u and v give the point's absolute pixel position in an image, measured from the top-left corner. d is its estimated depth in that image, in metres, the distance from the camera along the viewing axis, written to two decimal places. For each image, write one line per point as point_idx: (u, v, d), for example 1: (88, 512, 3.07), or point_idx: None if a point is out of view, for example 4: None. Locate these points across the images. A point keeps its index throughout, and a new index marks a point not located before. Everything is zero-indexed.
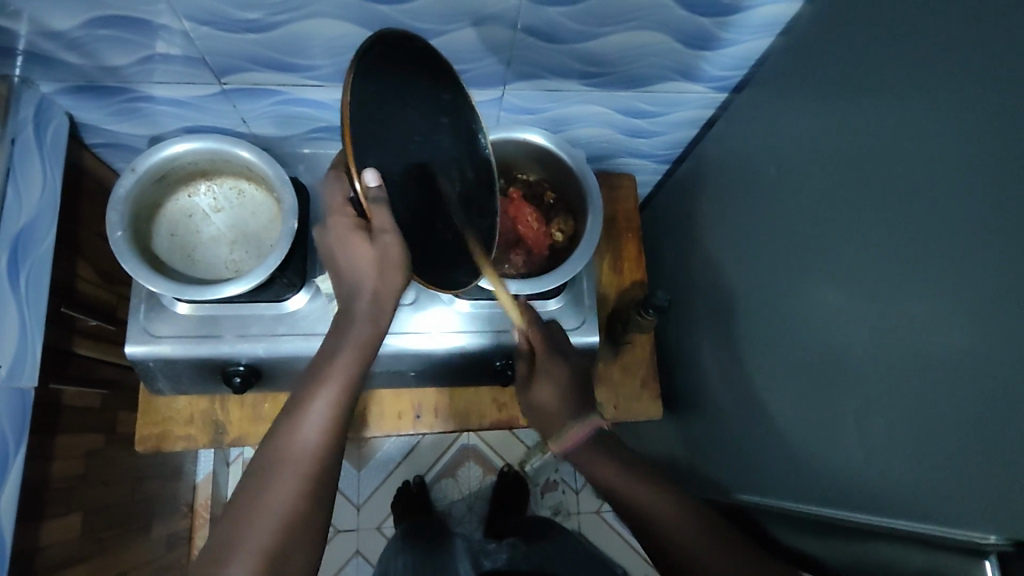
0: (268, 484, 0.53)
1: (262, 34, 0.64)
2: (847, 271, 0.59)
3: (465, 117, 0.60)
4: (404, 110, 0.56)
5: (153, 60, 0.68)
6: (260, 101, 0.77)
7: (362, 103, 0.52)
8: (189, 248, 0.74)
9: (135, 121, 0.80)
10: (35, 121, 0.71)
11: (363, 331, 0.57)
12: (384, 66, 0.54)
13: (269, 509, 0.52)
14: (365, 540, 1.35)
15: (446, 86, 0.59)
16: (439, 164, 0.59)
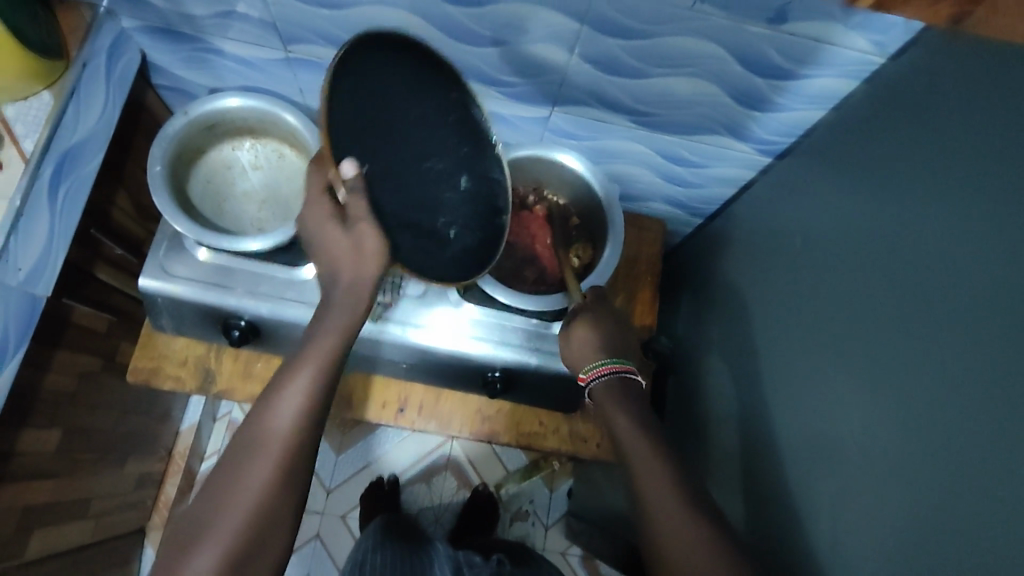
0: (237, 477, 0.53)
1: (333, 11, 0.67)
2: (853, 353, 0.58)
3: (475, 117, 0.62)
4: (405, 103, 0.58)
5: (228, 16, 0.71)
6: (320, 75, 0.80)
7: (354, 91, 0.54)
8: (221, 198, 0.77)
9: (202, 71, 0.84)
10: (108, 51, 0.76)
11: (337, 327, 0.57)
12: (386, 65, 0.57)
13: (234, 505, 0.52)
14: (328, 525, 1.35)
15: (456, 87, 0.60)
16: (442, 162, 0.60)
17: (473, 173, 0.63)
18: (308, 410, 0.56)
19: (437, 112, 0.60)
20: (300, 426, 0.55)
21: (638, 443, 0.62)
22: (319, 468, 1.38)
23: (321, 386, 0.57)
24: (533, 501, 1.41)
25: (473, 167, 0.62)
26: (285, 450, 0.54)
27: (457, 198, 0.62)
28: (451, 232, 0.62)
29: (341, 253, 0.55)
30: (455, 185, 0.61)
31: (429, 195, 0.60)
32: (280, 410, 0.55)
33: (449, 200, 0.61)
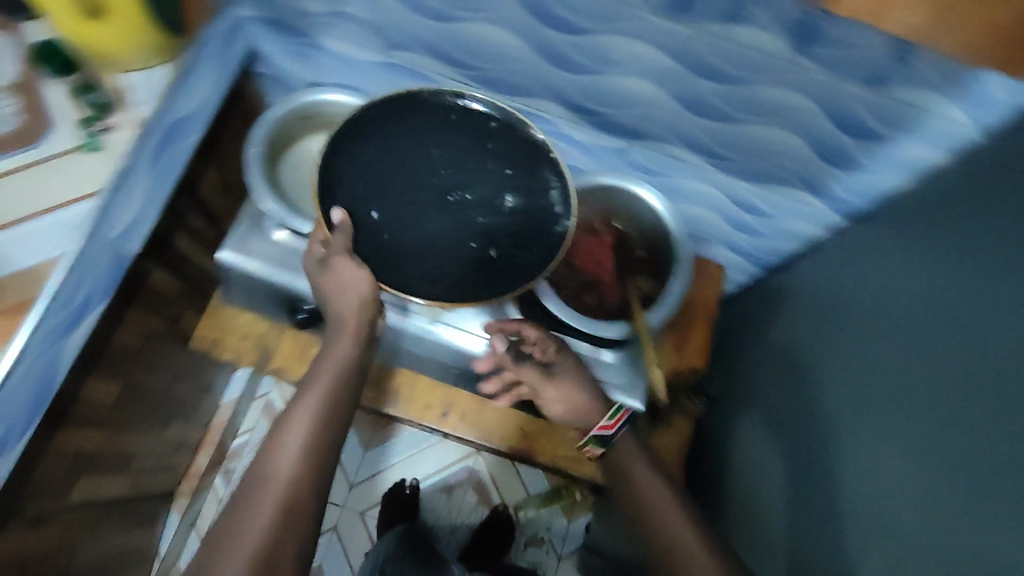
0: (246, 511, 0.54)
1: (439, 23, 0.70)
2: (915, 431, 0.56)
3: (515, 133, 0.70)
4: (423, 151, 0.70)
5: (340, 17, 0.75)
6: (414, 82, 0.83)
7: (367, 165, 0.69)
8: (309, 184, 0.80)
9: (303, 65, 0.88)
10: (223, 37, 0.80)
11: (331, 371, 0.63)
12: (405, 126, 0.70)
13: (245, 539, 0.52)
14: (345, 519, 1.36)
15: (494, 118, 0.70)
16: (479, 189, 0.70)
17: (515, 191, 0.69)
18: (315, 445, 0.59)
19: (462, 149, 0.71)
20: (307, 460, 0.57)
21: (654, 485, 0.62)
22: (346, 461, 1.40)
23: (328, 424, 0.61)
24: (549, 528, 1.40)
25: (519, 184, 0.70)
26: (300, 484, 0.56)
27: (494, 216, 0.70)
28: (494, 253, 0.69)
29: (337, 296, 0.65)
30: (490, 211, 0.70)
31: (465, 226, 0.70)
32: (287, 448, 0.58)
33: (483, 222, 0.69)
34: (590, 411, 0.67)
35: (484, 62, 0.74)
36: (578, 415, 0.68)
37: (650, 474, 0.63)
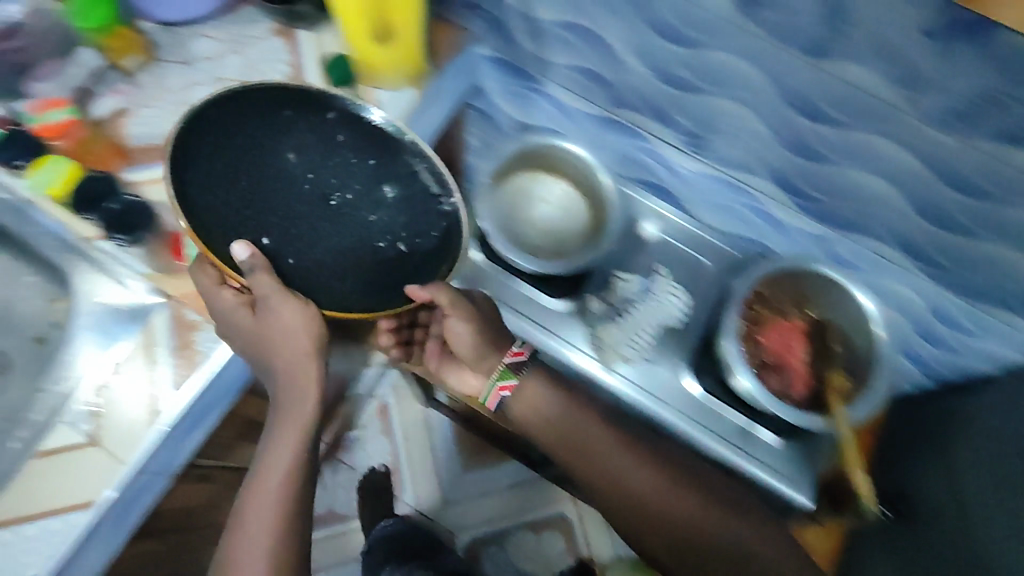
0: (263, 491, 0.64)
1: (681, 92, 0.73)
2: None
3: (359, 123, 0.68)
4: (277, 154, 0.66)
5: (578, 70, 0.79)
6: (625, 139, 0.86)
7: (197, 177, 0.61)
8: (516, 217, 0.83)
9: (516, 104, 0.92)
10: (457, 68, 0.84)
11: (286, 458, 0.65)
12: (234, 121, 0.64)
13: (263, 510, 0.64)
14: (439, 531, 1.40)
15: (325, 108, 0.67)
16: (350, 189, 0.67)
17: (395, 178, 0.68)
18: (302, 438, 0.65)
19: (314, 150, 0.67)
20: (303, 450, 0.65)
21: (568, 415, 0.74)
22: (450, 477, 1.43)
23: (304, 432, 0.65)
24: None
25: (377, 174, 0.68)
26: (294, 469, 0.65)
27: (363, 222, 0.67)
28: (402, 248, 0.68)
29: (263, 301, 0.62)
30: (377, 215, 0.68)
31: (355, 227, 0.67)
32: (283, 445, 0.65)
33: (375, 220, 0.68)
34: (501, 346, 0.73)
35: (710, 132, 0.76)
36: (480, 359, 0.72)
37: (593, 428, 0.74)
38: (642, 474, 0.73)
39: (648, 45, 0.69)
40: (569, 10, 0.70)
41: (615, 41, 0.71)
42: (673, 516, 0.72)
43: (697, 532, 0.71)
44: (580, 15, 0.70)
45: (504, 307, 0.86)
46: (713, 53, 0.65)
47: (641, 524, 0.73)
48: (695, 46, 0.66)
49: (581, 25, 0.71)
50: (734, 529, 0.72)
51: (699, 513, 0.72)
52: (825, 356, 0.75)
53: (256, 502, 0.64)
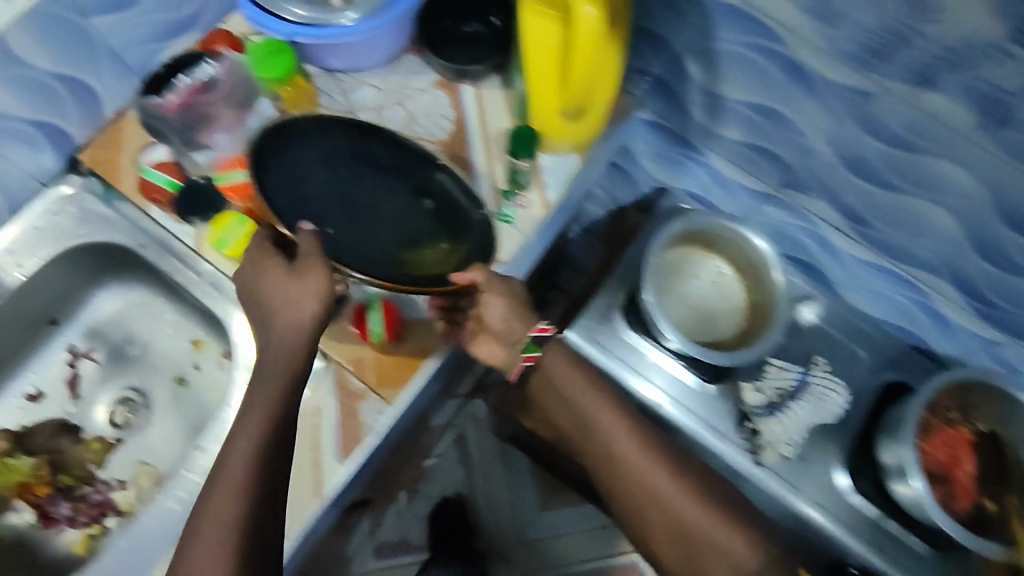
0: (218, 489, 0.58)
1: (872, 187, 0.69)
2: None
3: (406, 147, 0.69)
4: (331, 173, 0.66)
5: (751, 149, 0.76)
6: (784, 218, 0.82)
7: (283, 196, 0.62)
8: (675, 287, 0.80)
9: (663, 168, 0.89)
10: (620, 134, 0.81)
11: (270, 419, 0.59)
12: (285, 143, 0.64)
13: (220, 508, 0.57)
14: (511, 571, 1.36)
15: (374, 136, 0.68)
16: (395, 203, 0.67)
17: (437, 193, 0.68)
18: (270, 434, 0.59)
19: (348, 162, 0.67)
20: (266, 441, 0.59)
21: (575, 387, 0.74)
22: (524, 514, 1.39)
23: (270, 425, 0.60)
24: None
25: (414, 187, 0.68)
26: (253, 466, 0.58)
27: (398, 221, 0.66)
28: (444, 247, 0.66)
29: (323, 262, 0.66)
30: (421, 220, 0.67)
31: (400, 226, 0.66)
32: (241, 447, 0.59)
33: (417, 226, 0.66)
34: (524, 316, 0.68)
35: (890, 226, 0.73)
36: (509, 333, 0.68)
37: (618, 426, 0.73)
38: (632, 445, 0.73)
39: (847, 139, 0.65)
40: (765, 95, 0.67)
41: (808, 130, 0.68)
42: (672, 503, 0.70)
43: (696, 527, 0.70)
44: (776, 102, 0.67)
45: (623, 364, 0.82)
46: (925, 157, 0.62)
47: (630, 501, 0.72)
48: (907, 150, 0.62)
49: (773, 110, 0.68)
50: (709, 516, 0.70)
51: (700, 506, 0.70)
52: (994, 477, 0.74)
53: (215, 502, 0.57)
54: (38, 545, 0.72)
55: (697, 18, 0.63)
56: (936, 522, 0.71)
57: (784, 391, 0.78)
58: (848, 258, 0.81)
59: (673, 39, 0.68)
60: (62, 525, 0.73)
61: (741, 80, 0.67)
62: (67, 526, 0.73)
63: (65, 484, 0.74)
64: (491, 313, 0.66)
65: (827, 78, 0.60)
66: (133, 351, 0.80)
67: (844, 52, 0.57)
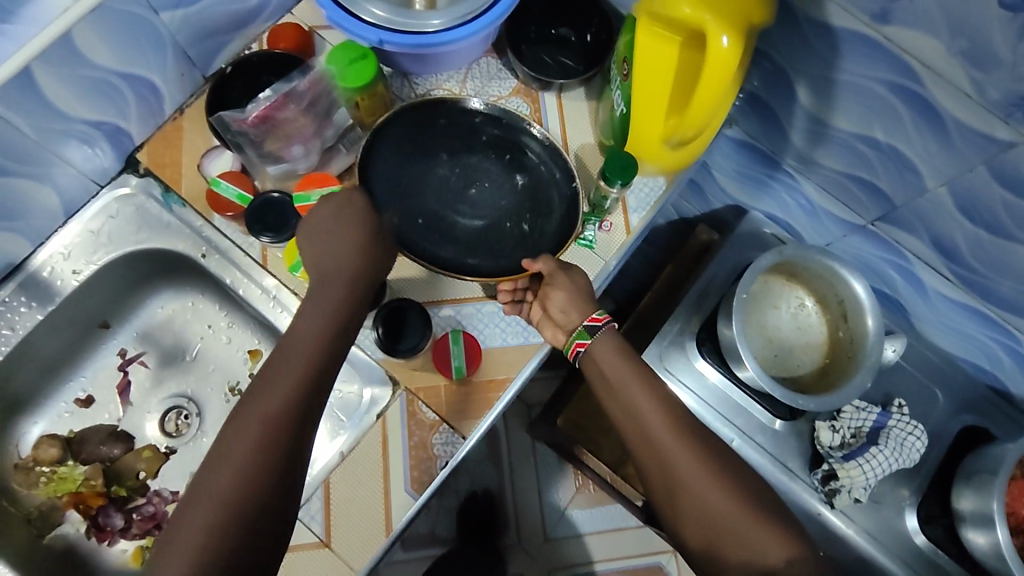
0: (250, 417, 0.48)
1: (983, 230, 0.65)
2: None
3: (497, 121, 0.69)
4: (429, 156, 0.69)
5: (850, 178, 0.72)
6: (872, 248, 0.79)
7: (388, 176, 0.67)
8: (758, 313, 0.77)
9: (744, 186, 0.85)
10: None
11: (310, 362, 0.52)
12: (395, 134, 0.68)
13: (244, 443, 0.47)
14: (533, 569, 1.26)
15: (477, 112, 0.70)
16: (485, 183, 0.69)
17: (526, 168, 0.69)
18: (307, 388, 0.50)
19: (449, 140, 0.69)
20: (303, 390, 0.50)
21: (618, 358, 0.60)
22: (547, 512, 1.28)
23: (311, 370, 0.51)
24: None
25: (507, 163, 0.69)
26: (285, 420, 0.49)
27: (489, 201, 0.69)
28: (526, 228, 0.68)
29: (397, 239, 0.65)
30: (510, 199, 0.69)
31: (487, 209, 0.69)
32: (276, 391, 0.49)
33: (506, 205, 0.69)
34: (584, 306, 0.63)
35: (991, 269, 0.69)
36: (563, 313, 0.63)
37: (642, 390, 0.58)
38: (652, 414, 0.57)
39: (968, 181, 0.61)
40: (880, 128, 0.63)
41: (923, 167, 0.63)
42: (702, 499, 0.52)
43: (727, 529, 0.51)
44: (893, 136, 0.62)
45: (683, 380, 0.80)
46: None
47: (658, 492, 0.55)
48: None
49: (885, 143, 0.64)
50: (746, 518, 0.51)
51: (729, 501, 0.52)
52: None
53: (232, 440, 0.47)
54: (90, 556, 0.70)
55: (818, 44, 0.59)
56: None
57: (860, 430, 0.76)
58: (936, 294, 0.78)
59: (785, 61, 0.63)
60: (115, 536, 0.71)
61: (855, 110, 0.63)
62: (121, 537, 0.71)
63: (118, 494, 0.72)
64: (553, 300, 0.63)
65: (959, 120, 0.56)
66: (186, 357, 0.77)
67: (986, 96, 0.52)
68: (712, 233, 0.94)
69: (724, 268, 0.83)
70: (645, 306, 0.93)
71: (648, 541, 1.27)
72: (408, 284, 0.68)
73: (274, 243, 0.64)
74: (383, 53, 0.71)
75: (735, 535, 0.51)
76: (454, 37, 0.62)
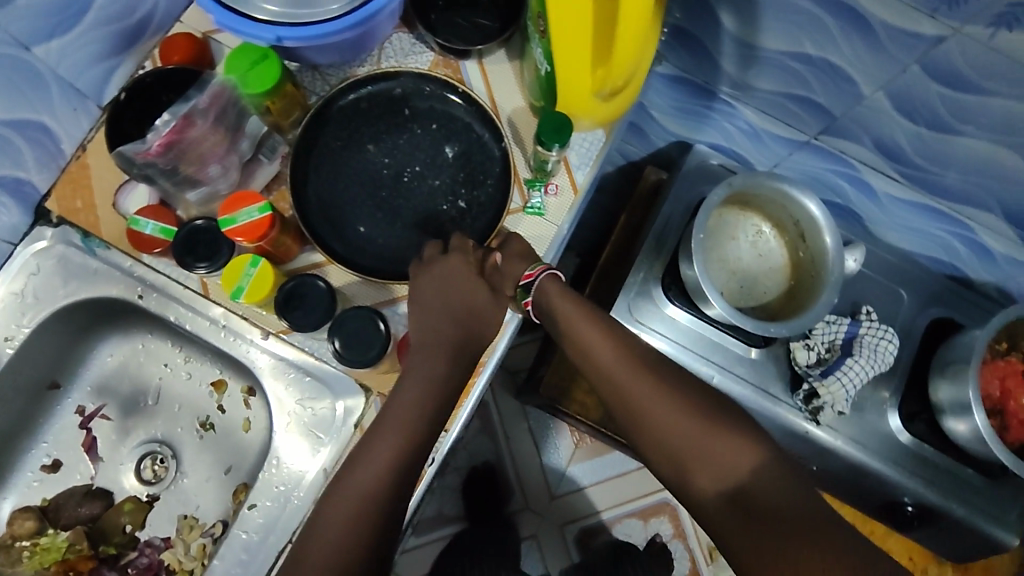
0: (355, 477, 0.58)
1: (924, 128, 0.65)
2: None
3: (420, 91, 0.68)
4: (356, 148, 0.67)
5: (789, 97, 0.70)
6: (819, 162, 0.78)
7: (317, 175, 0.67)
8: (717, 247, 0.77)
9: (686, 122, 0.83)
10: None
11: (403, 428, 0.59)
12: (321, 131, 0.66)
13: (352, 499, 0.57)
14: (546, 529, 1.28)
15: (398, 82, 0.67)
16: (416, 164, 0.67)
17: (454, 137, 0.68)
18: (401, 472, 0.58)
19: (371, 128, 0.68)
20: (401, 459, 0.58)
21: (580, 320, 0.64)
22: (549, 471, 1.30)
23: (405, 436, 0.59)
24: None
25: (436, 136, 0.68)
26: (380, 504, 0.57)
27: (423, 183, 0.67)
28: (463, 205, 0.68)
29: (488, 292, 0.66)
30: (444, 175, 0.67)
31: (420, 192, 0.67)
32: (379, 458, 0.58)
33: (440, 182, 0.67)
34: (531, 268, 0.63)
35: (937, 165, 0.69)
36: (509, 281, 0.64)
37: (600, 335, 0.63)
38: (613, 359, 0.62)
39: (905, 82, 0.60)
40: (812, 43, 0.61)
41: (859, 75, 0.62)
42: (664, 434, 0.58)
43: (692, 450, 0.57)
44: (824, 48, 0.61)
45: (655, 328, 0.79)
46: (991, 98, 0.57)
47: (630, 432, 0.61)
48: (974, 88, 0.57)
49: (819, 57, 0.62)
50: (706, 436, 0.57)
51: (694, 428, 0.58)
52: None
53: (340, 500, 0.57)
54: None
55: None
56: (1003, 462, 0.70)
57: (830, 343, 0.77)
58: (886, 197, 0.78)
59: None
60: None
61: (783, 29, 0.61)
62: None
63: (108, 553, 0.70)
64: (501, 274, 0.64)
65: (890, 22, 0.54)
66: (148, 402, 0.74)
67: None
68: (660, 173, 0.92)
69: (678, 208, 0.82)
70: (606, 257, 0.92)
71: (650, 480, 1.30)
72: (358, 291, 0.66)
73: (211, 272, 0.62)
74: (285, 49, 0.66)
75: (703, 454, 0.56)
76: (352, 22, 0.58)
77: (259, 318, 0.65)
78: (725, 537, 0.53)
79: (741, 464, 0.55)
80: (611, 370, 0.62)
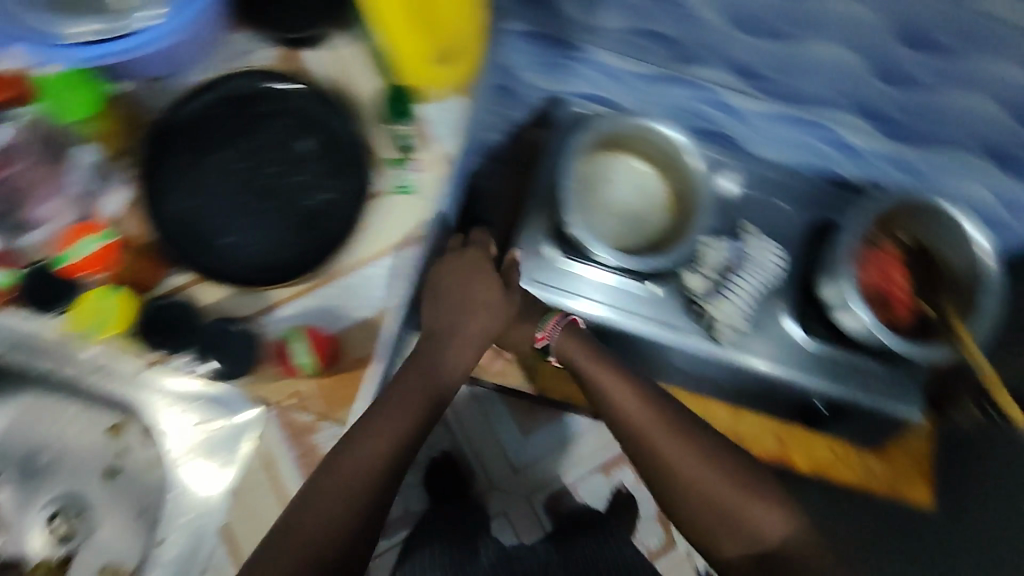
0: (341, 464, 0.58)
1: (762, 38, 0.66)
2: None
3: (263, 87, 0.65)
4: (208, 156, 0.63)
5: (634, 32, 0.71)
6: (681, 91, 0.80)
7: (167, 194, 0.62)
8: (591, 201, 0.78)
9: (552, 75, 0.83)
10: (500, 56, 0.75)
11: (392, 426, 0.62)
12: (164, 147, 0.63)
13: (341, 489, 0.58)
14: (511, 502, 1.29)
15: (235, 80, 0.64)
16: (274, 164, 0.64)
17: (310, 129, 0.65)
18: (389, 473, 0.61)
19: (215, 136, 0.64)
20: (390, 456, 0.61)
21: (603, 370, 0.70)
22: (503, 445, 1.30)
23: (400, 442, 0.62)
24: None
25: (290, 130, 0.65)
26: (362, 502, 0.59)
27: (285, 181, 0.64)
28: (326, 197, 0.63)
29: (501, 291, 0.72)
30: (305, 171, 0.64)
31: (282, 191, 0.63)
32: (369, 450, 0.60)
33: (302, 177, 0.64)
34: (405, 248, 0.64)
35: (789, 72, 0.71)
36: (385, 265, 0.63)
37: (633, 390, 0.69)
38: (642, 408, 0.67)
39: None
40: None
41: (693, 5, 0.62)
42: (673, 459, 0.64)
43: (702, 484, 0.63)
44: None
45: (548, 283, 0.80)
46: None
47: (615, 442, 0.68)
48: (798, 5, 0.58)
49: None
50: (738, 489, 0.63)
51: (715, 475, 0.63)
52: (926, 275, 0.76)
53: (322, 489, 0.57)
54: None
55: None
56: (889, 346, 0.74)
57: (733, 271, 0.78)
58: (750, 114, 0.80)
59: None
60: None
61: None
62: None
63: None
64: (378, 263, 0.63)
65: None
66: (44, 458, 0.71)
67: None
68: (539, 131, 0.92)
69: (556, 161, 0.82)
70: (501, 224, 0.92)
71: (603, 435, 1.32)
72: (229, 304, 0.61)
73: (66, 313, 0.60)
74: None
75: (696, 485, 0.63)
76: (174, 26, 0.56)
77: (129, 351, 0.61)
78: (715, 544, 0.63)
79: (770, 526, 0.61)
80: (619, 401, 0.68)
